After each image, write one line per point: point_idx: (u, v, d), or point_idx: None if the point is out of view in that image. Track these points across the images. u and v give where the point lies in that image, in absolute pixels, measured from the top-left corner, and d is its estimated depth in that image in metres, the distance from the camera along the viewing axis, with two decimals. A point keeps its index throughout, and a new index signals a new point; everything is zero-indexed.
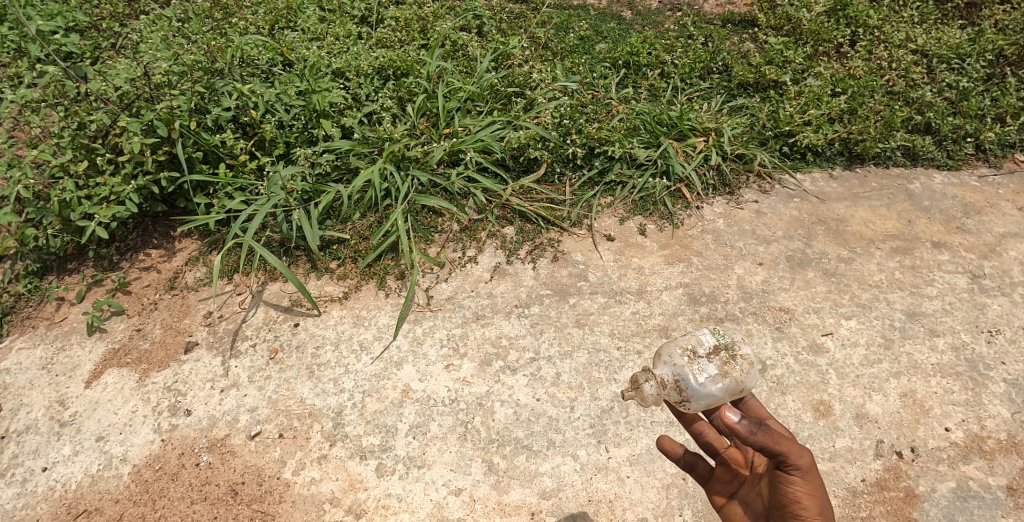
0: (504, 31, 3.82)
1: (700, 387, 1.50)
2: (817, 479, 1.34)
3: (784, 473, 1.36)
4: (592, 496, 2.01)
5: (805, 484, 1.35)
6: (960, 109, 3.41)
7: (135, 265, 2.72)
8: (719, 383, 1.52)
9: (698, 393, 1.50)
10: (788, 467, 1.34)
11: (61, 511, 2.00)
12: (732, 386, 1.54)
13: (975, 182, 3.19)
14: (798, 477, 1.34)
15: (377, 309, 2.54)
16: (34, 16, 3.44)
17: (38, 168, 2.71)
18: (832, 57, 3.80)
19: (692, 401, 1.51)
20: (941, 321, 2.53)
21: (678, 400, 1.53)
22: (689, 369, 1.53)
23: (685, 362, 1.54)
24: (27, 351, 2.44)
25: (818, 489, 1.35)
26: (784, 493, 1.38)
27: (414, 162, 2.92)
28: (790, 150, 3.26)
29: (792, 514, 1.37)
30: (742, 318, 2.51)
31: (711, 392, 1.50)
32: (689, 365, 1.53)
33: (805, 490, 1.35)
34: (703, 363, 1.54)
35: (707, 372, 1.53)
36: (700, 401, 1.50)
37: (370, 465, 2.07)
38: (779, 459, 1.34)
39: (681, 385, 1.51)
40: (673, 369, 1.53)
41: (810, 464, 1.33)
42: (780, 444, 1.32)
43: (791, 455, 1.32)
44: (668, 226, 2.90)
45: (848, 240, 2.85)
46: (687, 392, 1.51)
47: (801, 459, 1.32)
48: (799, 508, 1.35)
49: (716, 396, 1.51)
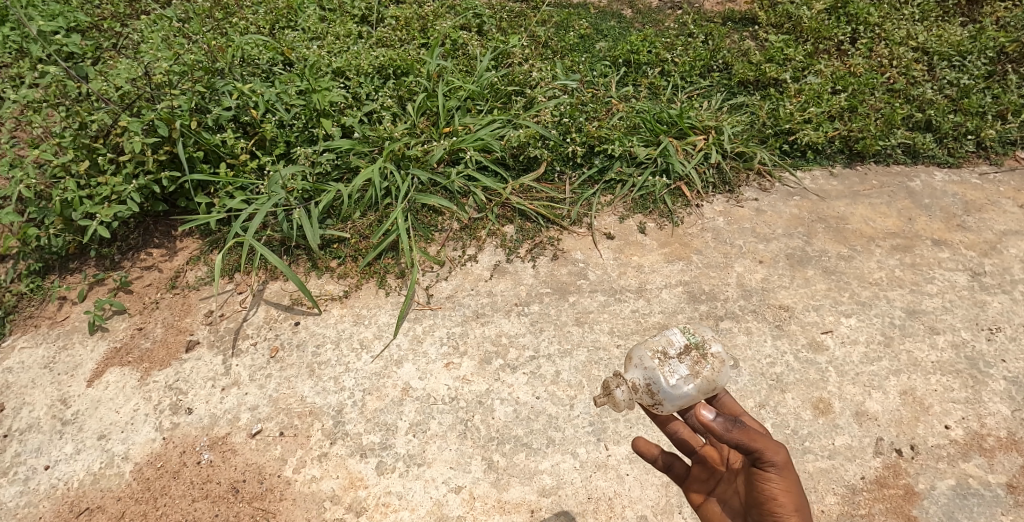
0: (504, 30, 3.82)
1: (672, 389, 1.51)
2: (792, 475, 1.36)
3: (760, 470, 1.37)
4: (592, 494, 2.02)
5: (781, 481, 1.36)
6: (960, 107, 3.41)
7: (136, 264, 2.73)
8: (691, 384, 1.52)
9: (670, 395, 1.51)
10: (763, 463, 1.35)
11: (63, 510, 2.01)
12: (704, 385, 1.54)
13: (976, 179, 3.18)
14: (773, 473, 1.35)
15: (377, 307, 2.55)
16: (35, 16, 3.44)
17: (40, 169, 2.72)
18: (832, 55, 3.80)
19: (665, 403, 1.52)
20: (941, 319, 2.53)
21: (651, 402, 1.54)
22: (659, 371, 1.53)
23: (656, 364, 1.54)
24: (29, 350, 2.45)
25: (793, 485, 1.36)
26: (762, 491, 1.38)
27: (414, 160, 2.93)
28: (790, 148, 3.26)
29: (769, 511, 1.37)
30: (742, 316, 2.51)
31: (682, 393, 1.51)
32: (660, 367, 1.53)
33: (781, 487, 1.36)
34: (674, 364, 1.54)
35: (678, 372, 1.53)
36: (673, 403, 1.52)
37: (370, 463, 2.08)
38: (755, 456, 1.35)
39: (653, 388, 1.52)
40: (644, 373, 1.54)
41: (784, 460, 1.35)
42: (756, 441, 1.33)
43: (767, 451, 1.34)
44: (668, 224, 2.90)
45: (848, 238, 2.85)
46: (659, 395, 1.52)
47: (775, 455, 1.34)
48: (776, 506, 1.36)
49: (688, 396, 1.53)
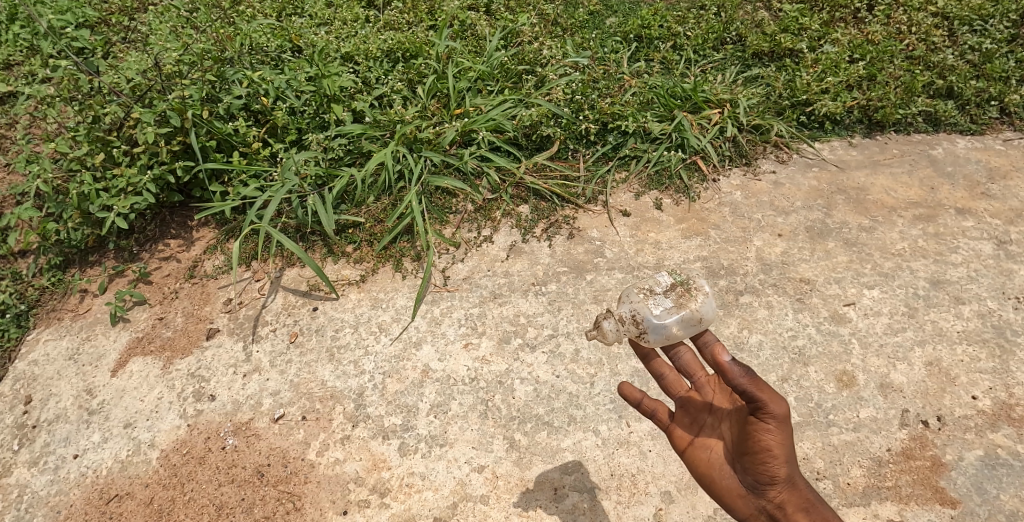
0: (512, 9, 3.75)
1: (656, 319, 1.57)
2: (788, 430, 1.32)
3: (758, 421, 1.33)
4: (614, 471, 2.01)
5: (778, 433, 1.33)
6: (982, 72, 3.33)
7: (155, 255, 2.75)
8: (674, 315, 1.57)
9: (654, 324, 1.57)
10: (764, 414, 1.31)
11: (93, 497, 2.05)
12: (689, 317, 1.58)
13: (1000, 146, 3.11)
14: (772, 425, 1.32)
15: (394, 291, 2.55)
16: (43, 12, 3.44)
17: (56, 163, 2.74)
18: (849, 23, 3.71)
19: (650, 334, 1.58)
20: (967, 289, 2.48)
21: (637, 334, 1.60)
22: (645, 305, 1.61)
23: (641, 299, 1.63)
24: (53, 342, 2.49)
25: (787, 437, 1.34)
26: (757, 441, 1.36)
27: (426, 143, 2.91)
28: (807, 120, 3.19)
29: (760, 461, 1.37)
30: (762, 290, 2.48)
31: (666, 323, 1.56)
32: (645, 301, 1.61)
33: (778, 439, 1.33)
34: (659, 298, 1.61)
35: (663, 305, 1.60)
36: (657, 333, 1.57)
37: (393, 444, 2.09)
38: (756, 406, 1.31)
39: (638, 319, 1.59)
40: (629, 306, 1.62)
41: (785, 414, 1.31)
42: (762, 390, 1.29)
43: (770, 404, 1.30)
44: (684, 200, 2.87)
45: (869, 209, 2.80)
46: (643, 325, 1.58)
47: (778, 408, 1.30)
48: (768, 456, 1.35)
49: (670, 327, 1.57)
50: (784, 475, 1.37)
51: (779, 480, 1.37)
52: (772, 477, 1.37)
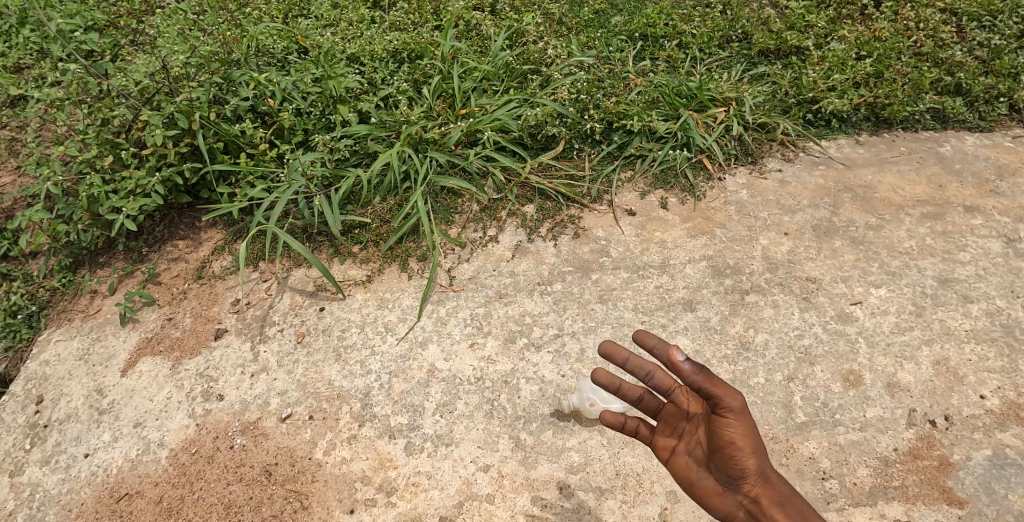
0: (517, 9, 3.75)
1: None
2: (747, 421, 1.39)
3: (718, 416, 1.40)
4: (620, 470, 2.01)
5: (738, 426, 1.39)
6: (991, 69, 3.30)
7: (164, 256, 2.78)
8: None
9: None
10: (722, 409, 1.38)
11: (104, 495, 2.07)
12: None
13: (1009, 142, 3.08)
14: (732, 419, 1.39)
15: (401, 291, 2.56)
16: (53, 15, 3.48)
17: (66, 166, 2.77)
18: (856, 20, 3.69)
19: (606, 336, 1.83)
20: (975, 288, 2.46)
21: None
22: None
23: None
24: (64, 342, 2.52)
25: (749, 431, 1.40)
26: (722, 437, 1.41)
27: (432, 144, 2.93)
28: (813, 117, 3.18)
29: (727, 456, 1.41)
30: (768, 289, 2.48)
31: None
32: None
33: (740, 432, 1.39)
34: None
35: None
36: None
37: (399, 443, 2.10)
38: (713, 401, 1.39)
39: None
40: None
41: (741, 405, 1.38)
42: (716, 386, 1.38)
43: (724, 397, 1.38)
44: (690, 198, 2.87)
45: (876, 207, 2.79)
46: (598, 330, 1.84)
47: (733, 400, 1.37)
48: (735, 451, 1.40)
49: None
50: (754, 469, 1.41)
51: (750, 474, 1.41)
52: (743, 472, 1.41)
